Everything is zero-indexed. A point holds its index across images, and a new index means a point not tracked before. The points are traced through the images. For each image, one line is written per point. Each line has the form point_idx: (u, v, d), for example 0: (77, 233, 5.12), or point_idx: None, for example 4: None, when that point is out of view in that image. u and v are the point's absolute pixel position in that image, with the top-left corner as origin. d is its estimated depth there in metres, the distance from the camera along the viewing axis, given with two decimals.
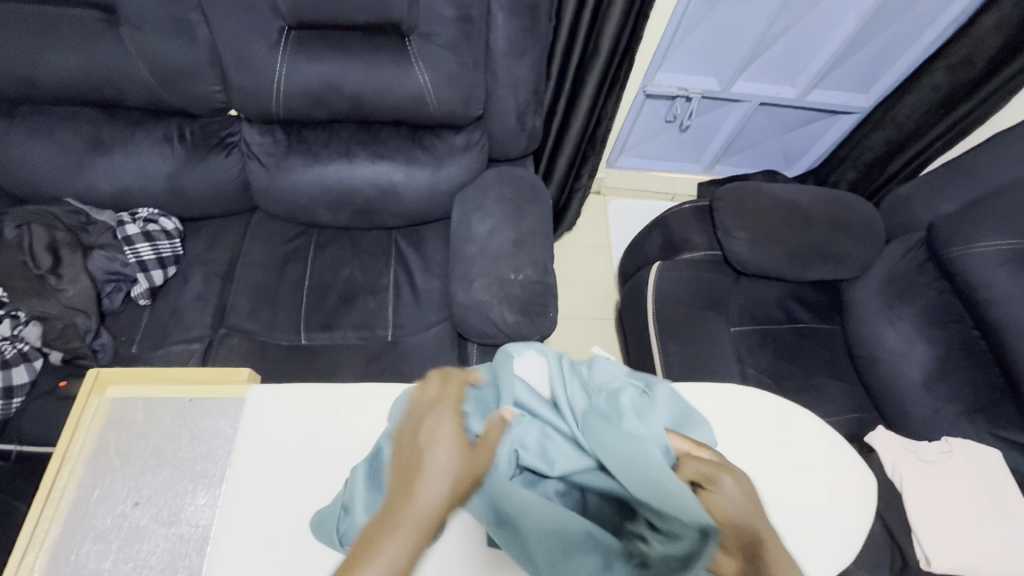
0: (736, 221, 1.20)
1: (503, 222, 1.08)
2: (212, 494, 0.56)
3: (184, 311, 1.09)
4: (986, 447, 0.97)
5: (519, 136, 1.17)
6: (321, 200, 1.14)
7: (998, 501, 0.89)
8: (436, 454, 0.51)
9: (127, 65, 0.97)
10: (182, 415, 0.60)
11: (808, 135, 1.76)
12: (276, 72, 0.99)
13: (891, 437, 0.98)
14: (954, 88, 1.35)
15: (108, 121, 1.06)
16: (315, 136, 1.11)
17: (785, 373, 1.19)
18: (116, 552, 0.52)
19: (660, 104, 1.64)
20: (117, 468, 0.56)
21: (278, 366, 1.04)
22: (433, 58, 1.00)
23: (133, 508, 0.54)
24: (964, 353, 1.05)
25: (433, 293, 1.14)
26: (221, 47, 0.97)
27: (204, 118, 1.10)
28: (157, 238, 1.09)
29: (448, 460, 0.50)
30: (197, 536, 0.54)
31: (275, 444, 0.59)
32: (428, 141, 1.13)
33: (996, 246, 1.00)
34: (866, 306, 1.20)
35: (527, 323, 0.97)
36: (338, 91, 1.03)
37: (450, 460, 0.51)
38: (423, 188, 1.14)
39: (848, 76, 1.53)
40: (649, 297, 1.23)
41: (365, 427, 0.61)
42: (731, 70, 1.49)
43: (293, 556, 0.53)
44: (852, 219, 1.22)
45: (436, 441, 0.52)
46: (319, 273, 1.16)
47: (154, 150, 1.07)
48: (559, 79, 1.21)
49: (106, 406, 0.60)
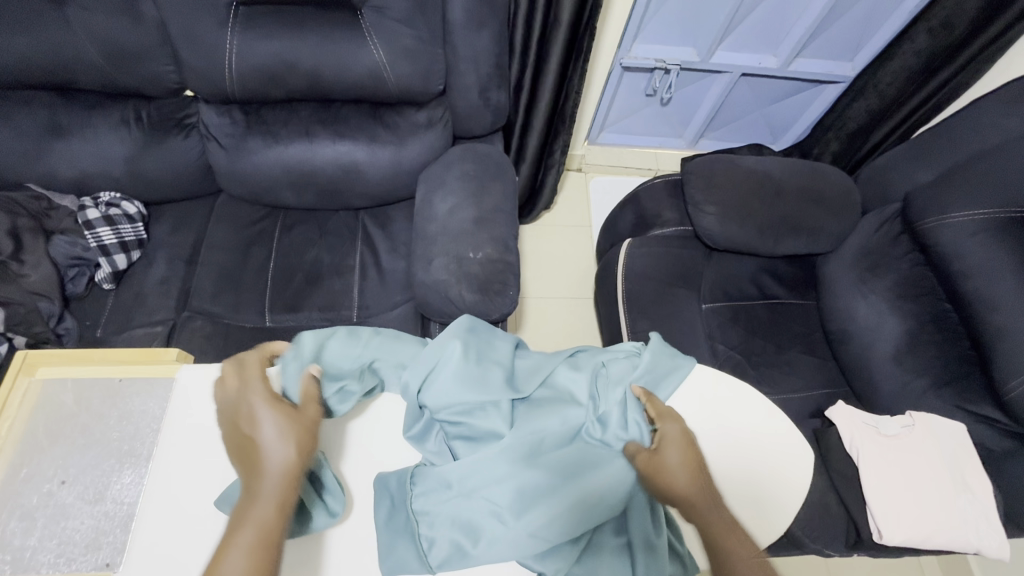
0: (706, 196, 1.17)
1: (465, 200, 1.04)
2: (138, 472, 0.58)
3: (148, 294, 1.09)
4: (952, 421, 0.97)
5: (484, 113, 1.13)
6: (283, 180, 1.11)
7: (951, 473, 0.91)
8: (263, 426, 0.56)
9: (75, 47, 0.94)
10: (112, 395, 0.62)
11: (794, 107, 1.71)
12: (226, 50, 0.95)
13: (851, 412, 0.99)
14: (932, 53, 1.32)
15: (66, 105, 1.03)
16: (273, 116, 1.08)
17: (757, 350, 1.15)
18: (41, 529, 0.55)
19: (639, 77, 1.58)
20: (46, 448, 0.59)
21: (240, 348, 1.04)
22: (387, 32, 0.97)
23: (60, 486, 0.57)
24: (935, 327, 1.02)
25: (397, 274, 1.13)
26: (169, 25, 0.94)
27: (161, 99, 1.08)
28: (118, 221, 1.09)
29: (277, 423, 0.56)
30: (122, 513, 0.56)
31: (199, 423, 0.60)
32: (389, 118, 1.10)
33: (971, 216, 0.97)
34: (841, 279, 1.16)
35: (486, 302, 0.95)
36: (293, 69, 0.98)
37: (277, 423, 0.56)
38: (387, 167, 1.11)
39: (832, 44, 1.48)
40: (620, 274, 1.21)
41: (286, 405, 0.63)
42: (709, 40, 1.45)
43: (211, 532, 0.55)
44: (826, 191, 1.19)
45: (253, 413, 0.57)
46: (284, 255, 1.15)
47: (112, 134, 1.05)
48: (523, 53, 1.20)
49: (37, 387, 0.62)
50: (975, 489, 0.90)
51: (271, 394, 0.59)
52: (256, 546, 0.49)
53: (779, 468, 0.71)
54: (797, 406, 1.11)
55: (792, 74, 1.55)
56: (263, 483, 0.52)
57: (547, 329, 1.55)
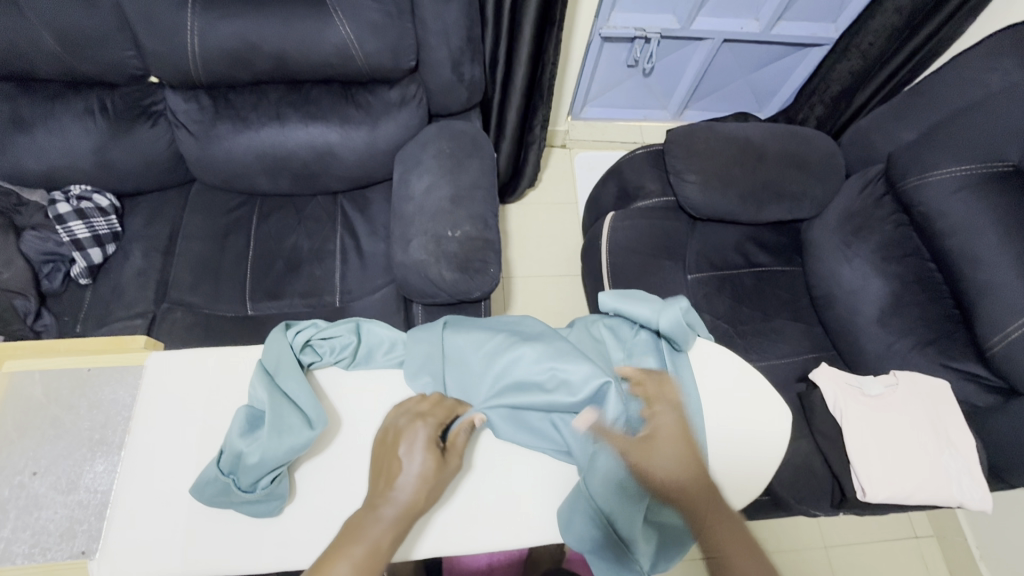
0: (687, 164, 1.16)
1: (441, 178, 1.03)
2: (110, 461, 0.58)
3: (125, 287, 1.08)
4: (935, 380, 0.96)
5: (458, 88, 1.10)
6: (257, 166, 1.09)
7: (935, 430, 0.92)
8: (405, 459, 0.56)
9: (30, 34, 0.91)
10: (80, 386, 0.62)
11: (778, 73, 1.68)
12: (188, 33, 0.93)
13: (835, 374, 0.98)
14: (915, 8, 1.30)
15: (26, 96, 1.01)
16: (242, 100, 1.05)
17: (743, 318, 1.15)
18: (14, 521, 0.55)
19: (619, 47, 1.55)
20: (15, 441, 0.58)
21: (222, 336, 1.03)
22: (353, 8, 0.94)
23: (32, 477, 0.57)
24: (917, 287, 1.02)
25: (378, 257, 1.12)
26: (126, 8, 0.91)
27: (125, 87, 1.05)
28: (90, 215, 1.07)
29: (429, 464, 0.56)
30: (96, 501, 0.56)
31: (170, 407, 0.60)
32: (361, 98, 1.07)
33: (951, 172, 0.96)
34: (825, 244, 1.15)
35: (466, 281, 0.94)
36: (257, 50, 0.95)
37: (424, 465, 0.56)
38: (361, 148, 1.09)
39: (814, 5, 1.45)
40: (604, 249, 1.20)
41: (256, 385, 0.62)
42: (689, 6, 1.42)
43: (188, 513, 0.56)
44: (808, 155, 1.18)
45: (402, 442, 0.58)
46: (263, 242, 1.14)
47: (75, 123, 1.02)
48: (497, 24, 1.17)
49: (5, 379, 0.61)
50: (956, 443, 0.91)
51: (428, 433, 0.59)
52: (365, 562, 0.51)
53: (769, 457, 0.70)
54: (784, 371, 1.11)
55: (774, 38, 1.52)
56: (384, 512, 0.54)
57: (536, 307, 1.55)
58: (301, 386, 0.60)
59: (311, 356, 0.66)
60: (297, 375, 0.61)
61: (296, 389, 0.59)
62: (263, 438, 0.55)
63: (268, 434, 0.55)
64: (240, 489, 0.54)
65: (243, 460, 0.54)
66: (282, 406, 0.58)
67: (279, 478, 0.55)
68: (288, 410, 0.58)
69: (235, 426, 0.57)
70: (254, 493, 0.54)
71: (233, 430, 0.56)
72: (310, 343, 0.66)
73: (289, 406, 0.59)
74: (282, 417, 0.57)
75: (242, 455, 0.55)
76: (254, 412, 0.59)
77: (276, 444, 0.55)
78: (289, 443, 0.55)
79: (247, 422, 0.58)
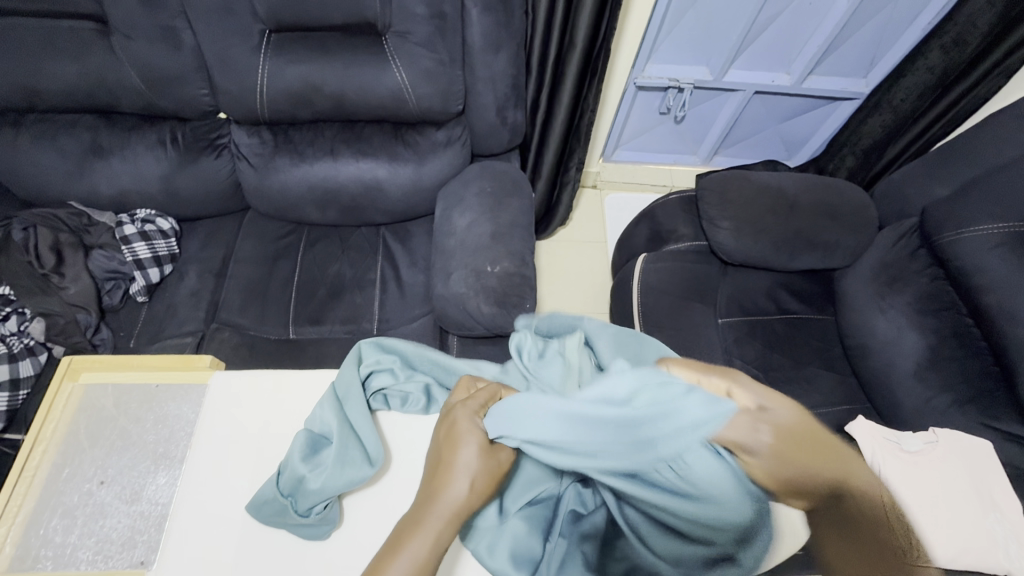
0: (720, 211, 1.19)
1: (482, 215, 1.07)
2: (172, 474, 0.63)
3: (178, 306, 1.14)
4: (977, 439, 0.94)
5: (501, 131, 1.16)
6: (309, 198, 1.16)
7: (982, 493, 0.89)
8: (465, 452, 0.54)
9: (119, 73, 1.00)
10: (148, 400, 0.67)
11: (808, 124, 1.72)
12: (258, 75, 1.00)
13: (873, 427, 0.98)
14: (948, 69, 1.33)
15: (107, 127, 1.10)
16: (300, 136, 1.13)
17: (776, 364, 1.14)
18: (81, 527, 0.59)
19: (653, 96, 1.61)
20: (86, 449, 0.64)
21: (264, 357, 1.08)
22: (410, 56, 0.99)
23: (99, 486, 0.61)
24: (957, 342, 1.01)
25: (417, 288, 1.16)
26: (205, 52, 0.99)
27: (194, 121, 1.13)
28: (153, 237, 1.15)
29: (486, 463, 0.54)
30: (156, 513, 0.60)
31: (229, 424, 0.65)
32: (410, 137, 1.13)
33: (988, 229, 0.97)
34: (859, 294, 1.16)
35: (503, 315, 0.97)
36: (320, 91, 1.03)
37: (480, 472, 0.53)
38: (407, 183, 1.14)
39: (846, 61, 1.49)
40: (636, 288, 1.22)
41: (305, 406, 0.67)
42: (722, 59, 1.47)
43: (241, 532, 0.58)
44: (841, 206, 1.20)
45: (454, 441, 0.55)
46: (308, 269, 1.19)
47: (149, 153, 1.11)
48: (540, 72, 1.23)
49: (80, 391, 0.67)
50: (1004, 509, 0.88)
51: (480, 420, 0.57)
52: None
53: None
54: None
55: (806, 91, 1.56)
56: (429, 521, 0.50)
57: None
58: (367, 422, 0.62)
59: (385, 396, 0.68)
60: (364, 408, 0.63)
61: (360, 421, 0.62)
62: (327, 468, 0.58)
63: (331, 465, 0.58)
64: (298, 514, 0.57)
65: (305, 485, 0.57)
66: (347, 438, 0.61)
67: (332, 504, 0.58)
68: (351, 443, 0.61)
69: (298, 449, 0.60)
70: (308, 517, 0.57)
71: (297, 452, 0.60)
72: (382, 380, 0.68)
73: (351, 435, 0.61)
74: (347, 450, 0.60)
75: (303, 480, 0.58)
76: (316, 439, 0.62)
77: (339, 477, 0.58)
78: (349, 476, 0.58)
79: (308, 443, 0.61)
